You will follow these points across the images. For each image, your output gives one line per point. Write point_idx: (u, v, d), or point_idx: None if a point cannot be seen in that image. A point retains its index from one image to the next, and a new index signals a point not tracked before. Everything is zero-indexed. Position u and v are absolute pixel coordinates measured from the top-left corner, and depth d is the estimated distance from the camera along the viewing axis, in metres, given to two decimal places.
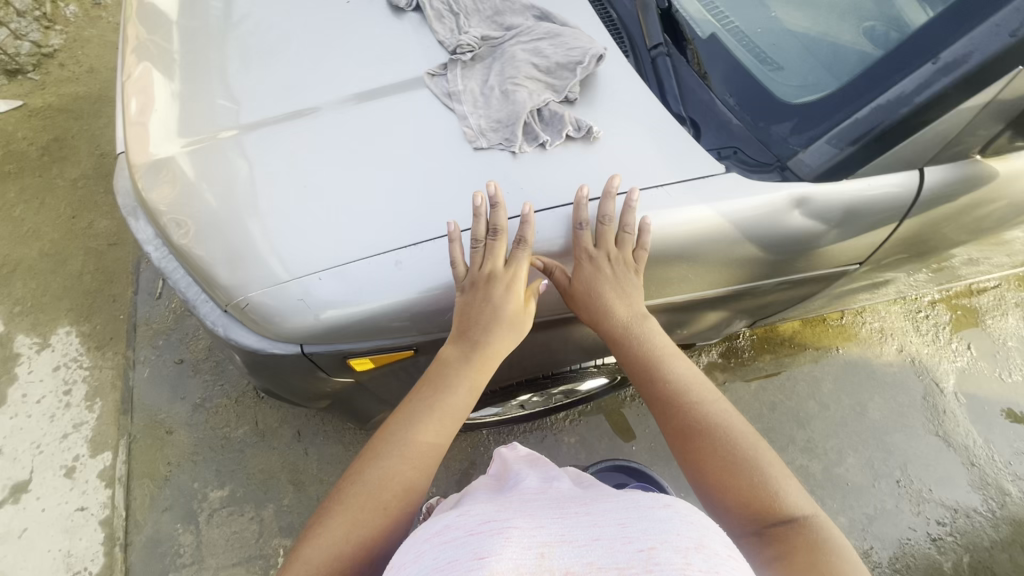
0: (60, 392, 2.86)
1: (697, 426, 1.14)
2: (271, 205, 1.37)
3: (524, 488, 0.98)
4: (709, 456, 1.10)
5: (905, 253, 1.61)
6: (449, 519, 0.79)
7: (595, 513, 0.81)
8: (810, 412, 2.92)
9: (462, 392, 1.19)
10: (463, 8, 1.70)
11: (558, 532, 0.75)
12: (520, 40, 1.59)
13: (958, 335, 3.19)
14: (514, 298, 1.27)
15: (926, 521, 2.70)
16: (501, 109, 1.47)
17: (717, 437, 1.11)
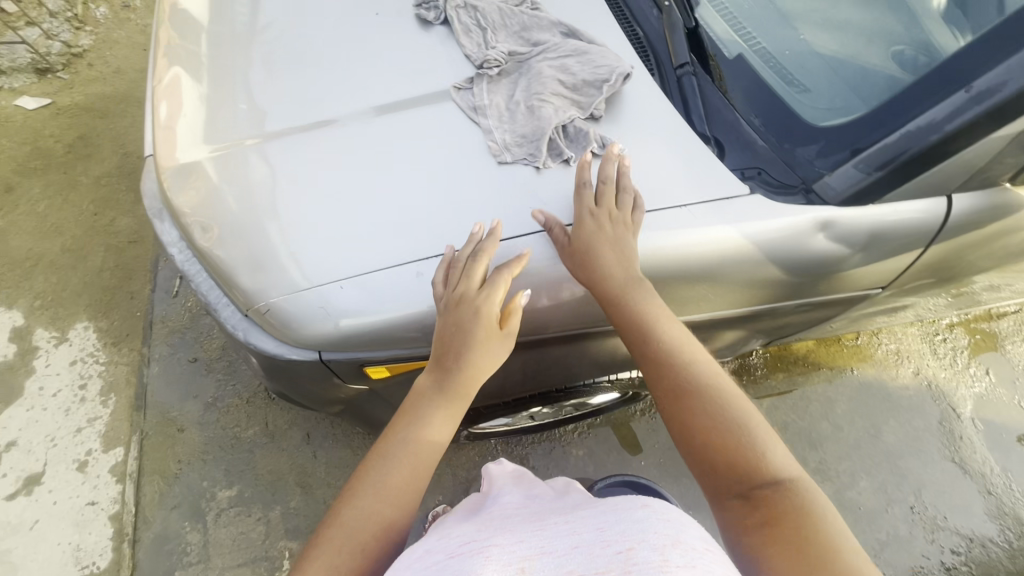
0: (76, 386, 2.90)
1: (682, 388, 1.18)
2: (295, 212, 1.39)
3: (504, 503, 1.06)
4: (695, 417, 1.14)
5: (928, 278, 1.59)
6: (432, 544, 0.87)
7: (573, 522, 0.88)
8: (823, 433, 2.88)
9: (439, 424, 1.18)
10: (491, 23, 1.71)
11: (537, 545, 0.82)
12: (547, 57, 1.60)
13: (976, 360, 3.14)
14: (484, 323, 1.21)
15: (940, 549, 2.64)
16: (526, 125, 1.47)
17: (706, 400, 1.15)
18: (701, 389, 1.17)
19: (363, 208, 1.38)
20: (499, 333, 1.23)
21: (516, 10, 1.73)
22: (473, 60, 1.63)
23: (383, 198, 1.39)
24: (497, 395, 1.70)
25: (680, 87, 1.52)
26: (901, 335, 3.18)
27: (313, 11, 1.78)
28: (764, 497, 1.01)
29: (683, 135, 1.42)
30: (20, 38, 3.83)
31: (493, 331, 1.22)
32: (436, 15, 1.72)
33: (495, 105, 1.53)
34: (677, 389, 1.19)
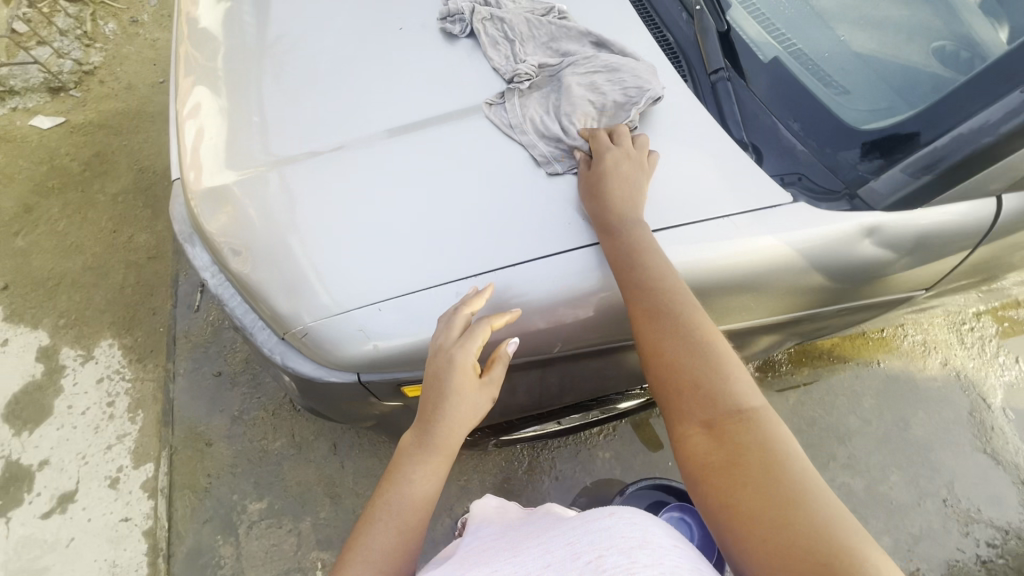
0: (104, 404, 2.93)
1: (660, 309, 1.16)
2: (329, 234, 1.38)
3: (483, 537, 1.07)
4: (666, 342, 1.13)
5: (966, 277, 1.57)
6: None
7: (545, 543, 0.88)
8: (851, 428, 2.83)
9: (424, 478, 1.13)
10: (520, 35, 1.69)
11: (512, 570, 0.82)
12: (579, 69, 1.57)
13: (1006, 348, 3.07)
14: (459, 371, 1.17)
15: (975, 542, 2.61)
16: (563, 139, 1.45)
17: (677, 327, 1.13)
18: (682, 314, 1.15)
19: (398, 228, 1.37)
20: (477, 381, 1.19)
21: (546, 20, 1.70)
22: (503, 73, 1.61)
23: (418, 219, 1.38)
24: (531, 406, 1.70)
25: (712, 93, 1.50)
26: (928, 325, 3.11)
27: (332, 26, 1.76)
28: (731, 429, 0.99)
29: (717, 142, 1.39)
30: (32, 58, 3.85)
31: (470, 381, 1.18)
32: (461, 28, 1.70)
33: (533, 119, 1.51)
34: (657, 311, 1.16)
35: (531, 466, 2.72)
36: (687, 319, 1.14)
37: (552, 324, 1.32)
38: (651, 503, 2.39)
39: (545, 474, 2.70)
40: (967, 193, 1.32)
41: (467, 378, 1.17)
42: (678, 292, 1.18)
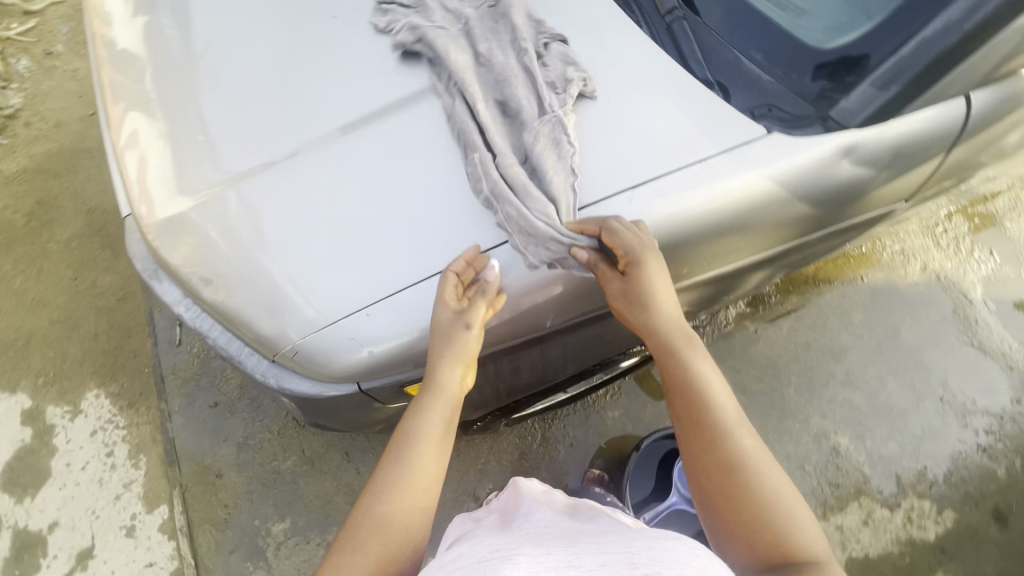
0: (103, 455, 2.85)
1: (732, 460, 1.14)
2: (301, 246, 1.32)
3: (534, 519, 1.06)
4: (735, 488, 1.11)
5: (942, 180, 1.58)
6: (460, 551, 0.87)
7: (603, 545, 0.87)
8: (846, 345, 2.90)
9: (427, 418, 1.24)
10: (469, 54, 1.52)
11: (566, 559, 0.81)
12: (545, 88, 1.40)
13: (979, 243, 3.15)
14: (437, 312, 1.23)
15: (974, 432, 2.73)
16: (543, 207, 1.28)
17: (749, 475, 1.12)
18: (758, 465, 1.13)
19: (373, 228, 1.31)
20: (452, 313, 1.22)
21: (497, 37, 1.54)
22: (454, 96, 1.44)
23: (391, 215, 1.32)
24: (536, 381, 1.69)
25: (668, 35, 1.45)
26: (904, 234, 3.16)
27: (261, 24, 1.65)
28: None
29: (681, 87, 1.35)
30: None
31: (446, 314, 1.22)
32: (389, 28, 1.58)
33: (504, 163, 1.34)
34: (733, 465, 1.13)
35: (545, 437, 2.74)
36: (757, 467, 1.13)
37: (545, 299, 1.30)
38: (668, 450, 2.49)
39: (560, 443, 2.73)
40: (934, 98, 1.32)
41: (442, 311, 1.22)
42: (750, 439, 1.17)
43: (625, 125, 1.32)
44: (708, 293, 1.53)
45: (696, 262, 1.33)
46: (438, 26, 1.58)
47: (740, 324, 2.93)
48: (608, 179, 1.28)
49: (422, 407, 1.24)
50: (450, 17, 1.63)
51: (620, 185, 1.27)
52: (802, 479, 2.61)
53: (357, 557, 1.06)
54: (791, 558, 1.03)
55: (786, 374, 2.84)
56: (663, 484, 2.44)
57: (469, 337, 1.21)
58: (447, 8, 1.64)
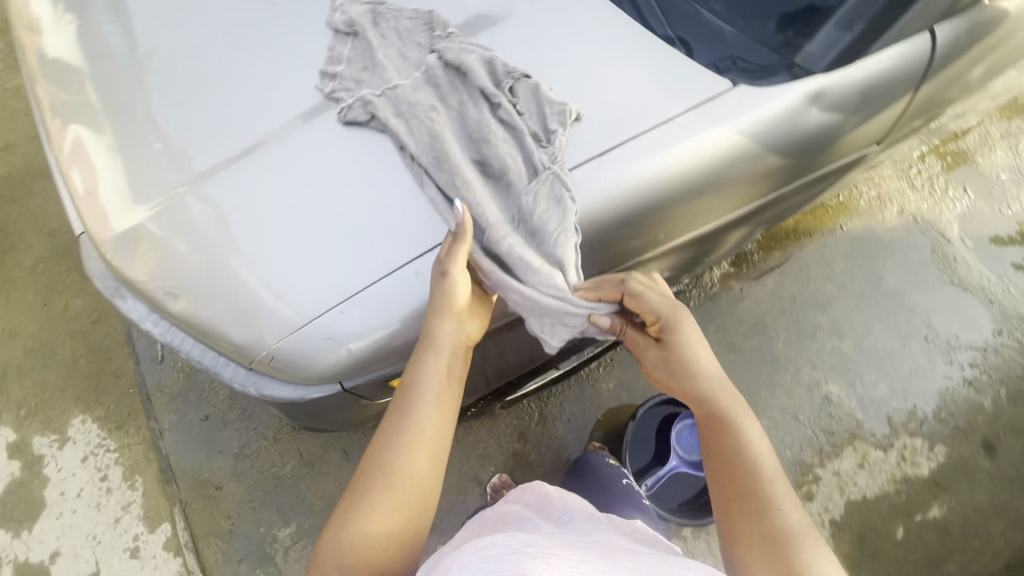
0: (97, 480, 2.81)
1: (775, 529, 1.16)
2: (265, 247, 1.27)
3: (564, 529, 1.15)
4: (773, 553, 1.13)
5: (913, 120, 1.57)
6: (495, 539, 0.95)
7: (634, 563, 0.97)
8: (831, 295, 2.92)
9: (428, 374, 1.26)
10: (431, 104, 1.33)
11: (599, 569, 0.90)
12: (525, 136, 1.25)
13: (953, 181, 3.17)
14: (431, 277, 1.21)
15: (959, 367, 2.78)
16: (548, 277, 1.17)
17: (789, 543, 1.13)
18: (801, 539, 1.14)
19: (339, 222, 1.26)
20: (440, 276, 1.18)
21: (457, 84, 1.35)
22: (423, 168, 1.28)
23: (356, 206, 1.27)
24: (524, 360, 1.68)
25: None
26: (879, 180, 3.18)
27: (200, 18, 1.57)
28: None
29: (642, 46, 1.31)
30: None
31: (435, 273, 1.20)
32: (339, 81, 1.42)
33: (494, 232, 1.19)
34: (774, 533, 1.15)
35: (542, 416, 2.74)
36: (799, 538, 1.15)
37: None
38: (664, 416, 2.50)
39: (557, 420, 2.73)
40: (897, 35, 1.30)
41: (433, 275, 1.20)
42: (794, 515, 1.19)
43: (587, 90, 1.27)
44: (688, 256, 1.52)
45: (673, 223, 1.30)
46: (392, 80, 1.39)
47: (725, 284, 2.93)
48: (575, 148, 1.23)
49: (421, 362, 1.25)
50: (402, 63, 1.43)
51: (588, 153, 1.22)
52: (797, 430, 2.65)
53: (369, 499, 1.18)
54: None
55: (774, 329, 2.86)
56: (662, 451, 2.47)
57: (458, 290, 1.19)
58: (398, 53, 1.45)
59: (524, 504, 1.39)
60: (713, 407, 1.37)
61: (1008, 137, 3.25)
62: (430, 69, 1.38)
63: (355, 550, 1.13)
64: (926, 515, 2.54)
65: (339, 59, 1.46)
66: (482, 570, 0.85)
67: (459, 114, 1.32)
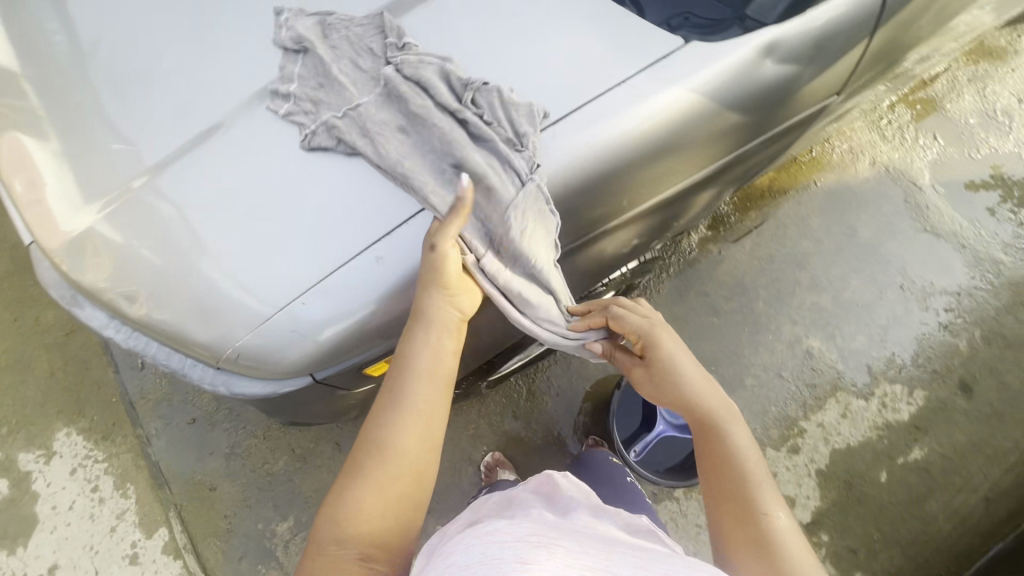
0: (88, 491, 2.78)
1: (762, 530, 1.19)
2: (221, 243, 1.24)
3: (572, 521, 1.16)
4: (758, 553, 1.17)
5: (872, 68, 1.55)
6: (500, 527, 0.97)
7: (639, 558, 0.96)
8: (808, 251, 2.94)
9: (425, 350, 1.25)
10: (398, 128, 1.24)
11: (602, 562, 0.90)
12: (496, 144, 1.18)
13: (923, 129, 3.18)
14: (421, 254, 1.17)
15: (935, 312, 2.83)
16: (547, 310, 1.31)
17: (774, 544, 1.17)
18: (786, 541, 1.17)
19: (294, 211, 1.23)
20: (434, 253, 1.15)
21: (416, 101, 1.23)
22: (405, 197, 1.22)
23: (310, 193, 1.24)
24: (502, 336, 1.67)
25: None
26: (851, 133, 3.17)
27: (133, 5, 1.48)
28: None
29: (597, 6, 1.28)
30: None
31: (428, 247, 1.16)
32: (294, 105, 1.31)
33: (492, 267, 1.21)
34: (761, 535, 1.19)
35: (530, 392, 2.75)
36: (785, 539, 1.18)
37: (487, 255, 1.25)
38: None
39: (546, 394, 2.75)
40: None
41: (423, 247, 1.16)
42: (781, 517, 1.22)
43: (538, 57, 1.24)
44: (656, 222, 1.52)
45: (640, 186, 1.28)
46: (354, 98, 1.28)
47: (704, 248, 2.93)
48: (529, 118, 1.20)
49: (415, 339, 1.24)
50: (358, 77, 1.31)
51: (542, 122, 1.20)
52: (781, 386, 2.70)
53: (364, 477, 1.17)
54: None
55: (754, 289, 2.88)
56: (648, 416, 2.49)
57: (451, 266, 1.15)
58: (353, 63, 1.32)
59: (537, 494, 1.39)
60: (702, 413, 1.39)
61: (975, 81, 3.24)
62: (388, 83, 1.27)
63: (349, 524, 1.13)
64: (908, 457, 2.61)
65: (289, 79, 1.35)
66: (483, 557, 0.87)
67: (423, 129, 1.22)
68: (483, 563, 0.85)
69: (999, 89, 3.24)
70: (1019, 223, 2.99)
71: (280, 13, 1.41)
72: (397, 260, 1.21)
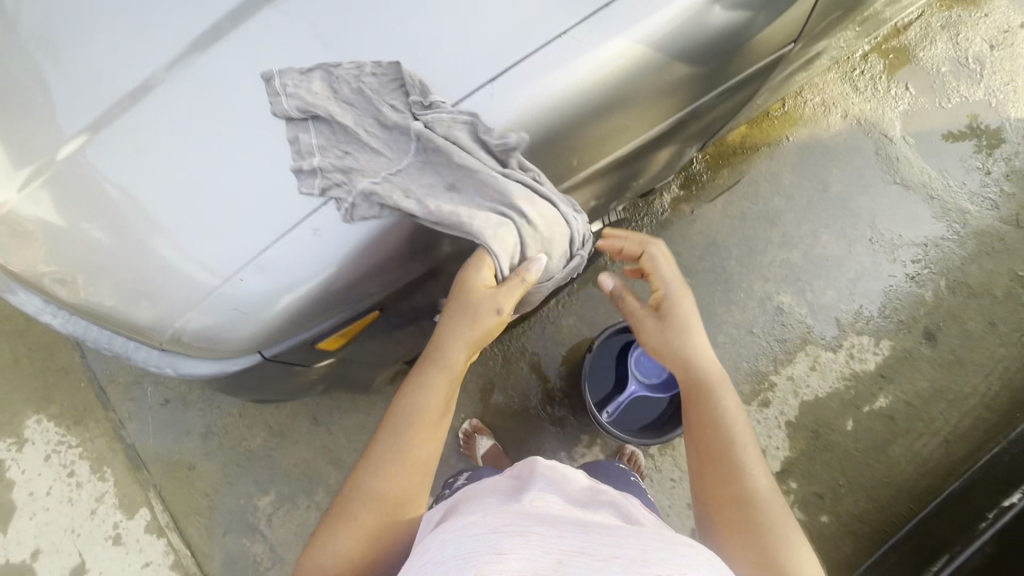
0: (64, 477, 2.77)
1: (744, 493, 1.24)
2: (151, 220, 1.18)
3: (553, 496, 1.16)
4: (740, 513, 1.21)
5: (831, 12, 1.50)
6: (480, 517, 0.99)
7: (617, 535, 0.94)
8: (780, 208, 2.87)
9: (432, 391, 1.31)
10: (448, 188, 1.18)
11: (578, 545, 0.89)
12: (550, 197, 1.23)
13: (896, 80, 3.03)
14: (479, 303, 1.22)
15: (902, 264, 2.81)
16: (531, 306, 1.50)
17: (755, 505, 1.22)
18: (766, 502, 1.22)
19: (224, 182, 1.16)
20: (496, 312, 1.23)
21: (461, 156, 1.14)
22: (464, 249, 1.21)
23: (241, 162, 1.16)
24: None
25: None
26: (822, 84, 3.02)
27: None
28: None
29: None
30: None
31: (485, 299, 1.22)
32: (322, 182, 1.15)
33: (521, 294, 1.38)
34: (743, 496, 1.23)
35: (505, 359, 2.76)
36: (765, 499, 1.23)
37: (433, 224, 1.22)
38: (622, 345, 2.55)
39: (521, 360, 2.76)
40: None
41: (480, 295, 1.22)
42: (762, 480, 1.27)
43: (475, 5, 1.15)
44: (612, 182, 1.50)
45: (582, 139, 1.23)
46: (393, 164, 1.16)
47: (676, 209, 2.86)
48: (468, 75, 1.14)
49: (423, 384, 1.32)
50: (385, 135, 1.17)
51: (480, 79, 1.14)
52: (752, 342, 2.71)
53: (349, 520, 1.21)
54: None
55: (726, 248, 2.83)
56: (622, 376, 2.52)
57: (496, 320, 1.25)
58: (378, 122, 1.16)
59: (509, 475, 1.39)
60: (697, 381, 1.45)
61: (948, 29, 3.08)
62: (422, 138, 1.14)
63: (333, 563, 1.18)
64: (873, 406, 2.66)
65: (309, 151, 1.16)
66: (462, 550, 0.89)
67: (473, 180, 1.16)
68: (461, 557, 0.87)
69: (971, 35, 3.08)
70: (987, 172, 2.90)
71: (271, 78, 1.17)
72: (336, 232, 1.16)
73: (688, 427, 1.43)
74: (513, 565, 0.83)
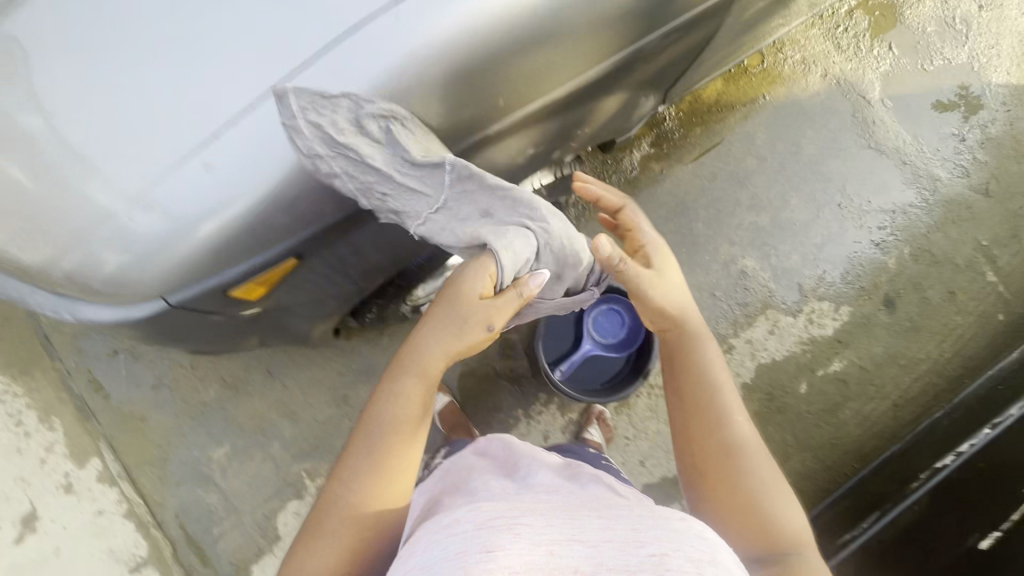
0: (10, 424, 2.65)
1: (734, 445, 1.29)
2: (29, 152, 1.09)
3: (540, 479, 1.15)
4: (733, 467, 1.26)
5: None
6: (459, 513, 0.91)
7: (606, 516, 0.90)
8: (750, 169, 2.81)
9: (409, 390, 1.28)
10: (482, 214, 1.26)
11: (570, 534, 0.84)
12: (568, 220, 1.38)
13: (880, 40, 2.93)
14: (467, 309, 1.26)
15: (868, 230, 2.78)
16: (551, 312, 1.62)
17: (745, 458, 1.27)
18: (753, 451, 1.29)
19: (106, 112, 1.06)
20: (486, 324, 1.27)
21: (497, 181, 1.23)
22: None
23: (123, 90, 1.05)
24: (397, 245, 1.57)
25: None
26: (804, 41, 2.92)
27: None
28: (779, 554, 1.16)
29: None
30: None
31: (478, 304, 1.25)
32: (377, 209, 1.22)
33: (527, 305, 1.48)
34: (731, 448, 1.29)
35: None
36: (751, 449, 1.29)
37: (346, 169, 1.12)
38: None
39: None
40: None
41: (471, 302, 1.25)
42: (746, 428, 1.33)
43: None
44: (553, 128, 1.42)
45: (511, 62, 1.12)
46: (434, 199, 1.21)
47: (646, 166, 2.78)
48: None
49: (398, 390, 1.28)
50: (417, 173, 1.15)
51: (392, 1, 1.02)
52: (713, 304, 2.67)
53: (328, 537, 1.19)
54: (775, 531, 1.19)
55: (694, 209, 2.77)
56: (578, 336, 2.49)
57: (482, 333, 1.28)
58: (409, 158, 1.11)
59: (481, 454, 1.47)
60: (678, 334, 1.45)
61: None
62: (456, 168, 1.15)
63: None
64: (828, 370, 2.67)
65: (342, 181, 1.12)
66: (447, 554, 0.82)
67: (507, 209, 1.26)
68: (447, 562, 0.80)
69: None
70: (960, 139, 2.85)
71: (286, 96, 1.03)
72: (229, 171, 1.05)
73: (670, 386, 1.44)
74: (504, 563, 0.77)
